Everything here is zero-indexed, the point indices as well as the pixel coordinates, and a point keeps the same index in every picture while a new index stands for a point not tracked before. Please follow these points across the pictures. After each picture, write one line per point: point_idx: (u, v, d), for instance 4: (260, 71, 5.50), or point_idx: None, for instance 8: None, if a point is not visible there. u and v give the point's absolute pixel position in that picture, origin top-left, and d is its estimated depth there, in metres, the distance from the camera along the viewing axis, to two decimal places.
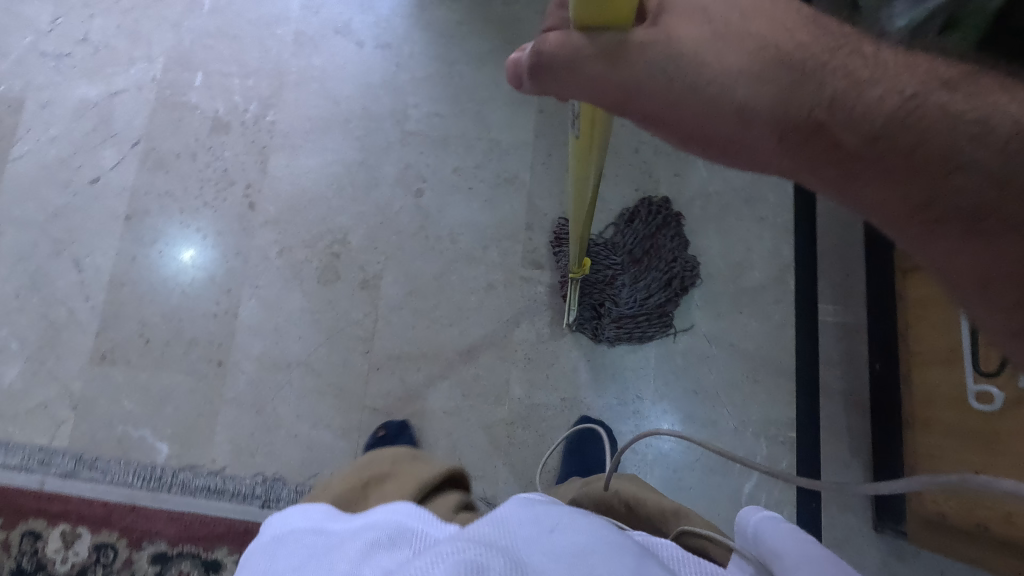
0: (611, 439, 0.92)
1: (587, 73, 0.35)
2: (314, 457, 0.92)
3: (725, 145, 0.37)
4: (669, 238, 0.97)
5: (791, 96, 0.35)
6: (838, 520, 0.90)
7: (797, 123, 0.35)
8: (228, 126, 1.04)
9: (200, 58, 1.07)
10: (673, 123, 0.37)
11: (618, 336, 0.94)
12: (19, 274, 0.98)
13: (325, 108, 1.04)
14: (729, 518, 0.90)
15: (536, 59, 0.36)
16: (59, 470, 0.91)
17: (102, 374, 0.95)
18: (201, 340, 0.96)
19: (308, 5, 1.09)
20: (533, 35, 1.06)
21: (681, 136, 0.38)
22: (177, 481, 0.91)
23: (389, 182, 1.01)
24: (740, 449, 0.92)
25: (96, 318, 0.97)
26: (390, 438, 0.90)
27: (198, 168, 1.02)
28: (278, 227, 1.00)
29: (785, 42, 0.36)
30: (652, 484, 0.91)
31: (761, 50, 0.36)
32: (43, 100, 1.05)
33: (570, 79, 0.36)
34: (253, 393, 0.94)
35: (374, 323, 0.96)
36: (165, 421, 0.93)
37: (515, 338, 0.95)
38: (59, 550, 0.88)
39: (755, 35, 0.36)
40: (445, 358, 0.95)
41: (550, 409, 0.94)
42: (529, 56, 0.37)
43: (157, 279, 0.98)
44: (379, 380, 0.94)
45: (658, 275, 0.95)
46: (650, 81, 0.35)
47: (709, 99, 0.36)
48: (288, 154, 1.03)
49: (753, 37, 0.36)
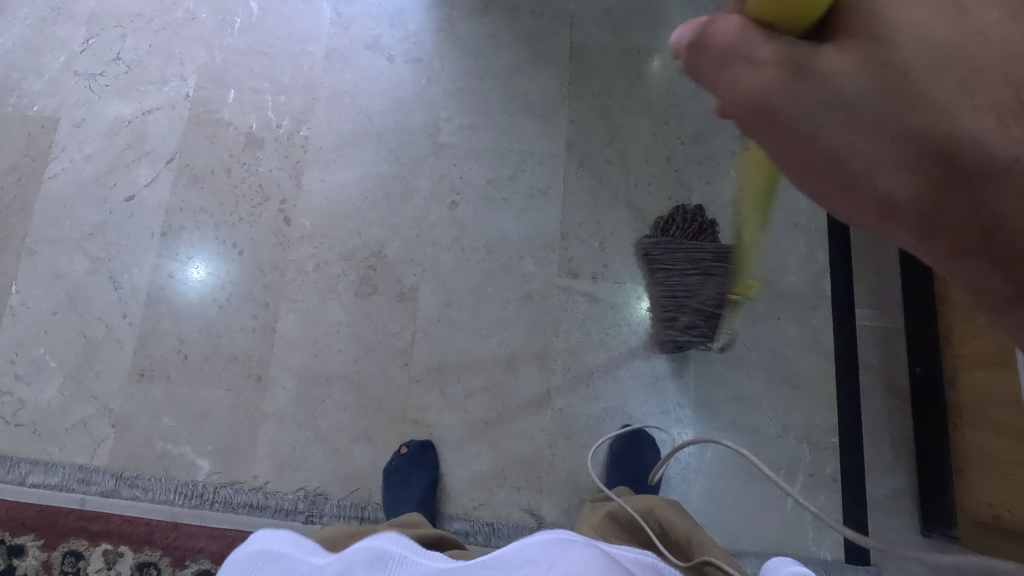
0: (651, 447, 0.93)
1: (733, 75, 0.35)
2: (356, 471, 0.92)
3: (842, 208, 0.35)
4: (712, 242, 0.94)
5: (931, 187, 0.31)
6: (884, 526, 0.90)
7: (929, 216, 0.32)
8: (262, 142, 1.05)
9: (232, 75, 1.08)
10: (801, 167, 0.36)
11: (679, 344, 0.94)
12: (56, 292, 0.98)
13: (357, 122, 1.05)
14: (775, 525, 0.90)
15: (699, 44, 0.36)
16: (99, 489, 0.91)
17: (141, 391, 0.95)
18: (240, 355, 0.96)
19: (338, 22, 1.10)
20: (561, 49, 1.08)
21: (805, 182, 0.36)
22: (219, 497, 0.91)
23: (423, 195, 1.02)
24: (782, 454, 0.92)
25: (134, 335, 0.97)
26: (413, 457, 0.90)
27: (232, 183, 1.03)
28: (314, 241, 1.00)
29: (955, 125, 0.30)
30: (695, 492, 0.91)
31: (914, 131, 0.31)
32: (77, 119, 1.06)
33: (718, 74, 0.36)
34: (294, 408, 0.94)
35: (412, 335, 0.96)
36: (206, 438, 0.93)
37: (553, 348, 0.96)
38: (101, 570, 0.87)
39: (920, 108, 0.31)
40: (484, 369, 0.95)
41: (591, 418, 0.94)
42: (692, 37, 0.36)
43: (194, 295, 0.98)
44: (420, 392, 0.94)
45: None
46: (789, 114, 0.34)
47: (848, 185, 0.34)
48: (322, 169, 1.03)
49: (918, 110, 0.31)
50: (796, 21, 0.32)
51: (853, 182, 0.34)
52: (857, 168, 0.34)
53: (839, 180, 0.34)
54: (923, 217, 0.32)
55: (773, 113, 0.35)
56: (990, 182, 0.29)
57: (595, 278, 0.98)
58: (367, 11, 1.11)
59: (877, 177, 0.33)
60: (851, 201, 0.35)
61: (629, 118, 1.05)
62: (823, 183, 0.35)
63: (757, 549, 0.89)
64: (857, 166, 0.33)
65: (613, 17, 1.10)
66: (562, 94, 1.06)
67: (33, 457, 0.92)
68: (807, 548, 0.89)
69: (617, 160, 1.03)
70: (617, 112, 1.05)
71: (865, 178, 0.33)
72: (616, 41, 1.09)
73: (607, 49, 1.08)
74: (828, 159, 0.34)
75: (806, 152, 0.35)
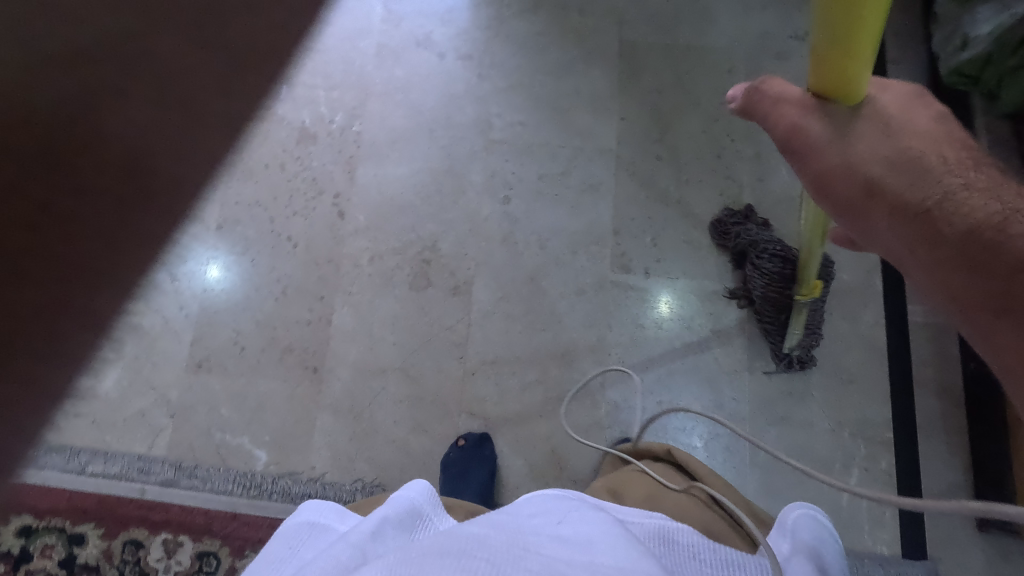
0: (704, 440, 0.94)
1: (771, 122, 0.51)
2: (413, 463, 0.92)
3: (843, 203, 0.49)
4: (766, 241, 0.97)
5: (914, 189, 0.45)
6: (940, 520, 0.90)
7: (911, 206, 0.45)
8: (315, 137, 1.06)
9: (285, 71, 1.09)
10: (820, 174, 0.49)
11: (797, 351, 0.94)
12: (114, 284, 0.99)
13: (410, 118, 1.06)
14: (830, 519, 0.90)
15: (749, 99, 0.52)
16: (158, 478, 0.91)
17: (198, 382, 0.95)
18: (297, 348, 0.97)
19: (389, 19, 1.11)
20: (610, 46, 1.09)
21: (816, 181, 0.50)
22: (278, 488, 0.91)
23: (476, 190, 1.03)
24: (837, 450, 0.92)
25: (191, 327, 0.98)
26: (471, 449, 0.91)
27: (286, 178, 1.04)
28: (369, 235, 1.01)
29: (929, 159, 0.46)
30: (750, 485, 0.91)
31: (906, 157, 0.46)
32: (132, 114, 1.07)
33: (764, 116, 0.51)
34: (351, 400, 0.95)
35: (467, 328, 0.97)
36: (263, 428, 0.94)
37: (607, 342, 0.96)
38: (161, 559, 0.88)
39: (907, 146, 0.46)
40: (539, 362, 0.96)
41: (646, 412, 0.94)
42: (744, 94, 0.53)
43: (250, 287, 0.99)
44: (476, 385, 0.95)
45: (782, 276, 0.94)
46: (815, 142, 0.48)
47: (852, 182, 0.48)
48: (375, 163, 1.04)
49: (906, 147, 0.46)
50: (843, 96, 0.46)
51: (897, 214, 0.46)
52: (897, 206, 0.46)
53: (885, 214, 0.47)
54: (936, 247, 0.45)
55: (799, 141, 0.49)
56: (979, 229, 0.43)
57: (648, 273, 0.99)
58: (417, 9, 1.12)
59: (912, 211, 0.45)
60: (887, 229, 0.47)
61: (679, 116, 1.06)
62: (868, 216, 0.48)
63: None
64: (894, 206, 0.46)
65: (661, 17, 1.11)
66: (613, 91, 1.07)
67: (93, 446, 0.93)
68: (863, 542, 0.89)
69: (668, 156, 1.04)
70: (667, 109, 1.06)
71: (896, 216, 0.46)
72: (665, 40, 1.10)
73: (657, 47, 1.09)
74: (840, 164, 0.48)
75: (841, 198, 0.49)
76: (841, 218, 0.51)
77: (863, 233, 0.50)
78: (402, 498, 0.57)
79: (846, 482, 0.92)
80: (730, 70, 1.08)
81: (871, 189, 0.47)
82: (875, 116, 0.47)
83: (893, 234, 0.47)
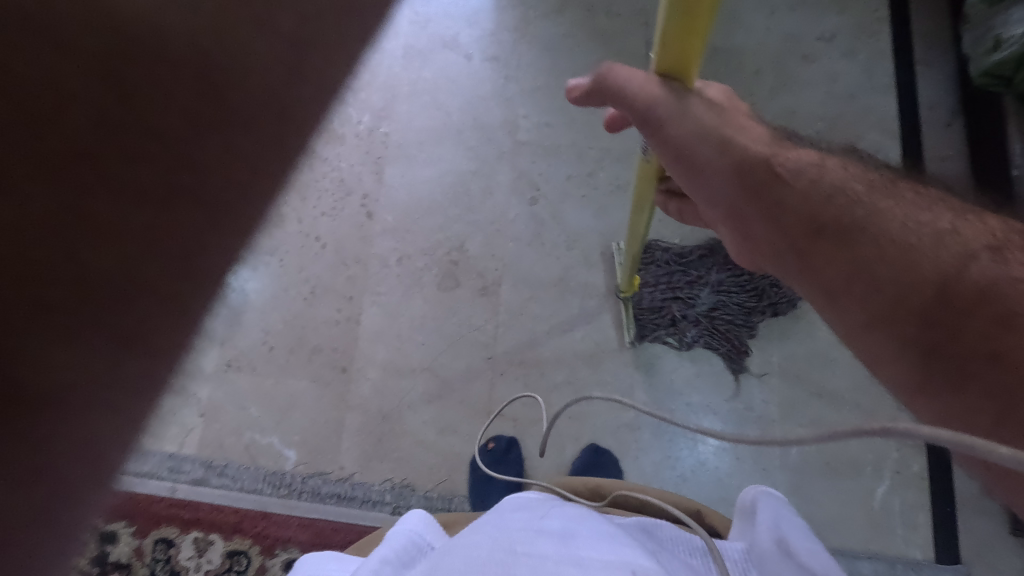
0: (735, 443, 0.93)
1: (622, 101, 0.50)
2: (442, 463, 0.92)
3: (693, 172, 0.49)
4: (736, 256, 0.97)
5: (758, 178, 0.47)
6: (975, 525, 0.89)
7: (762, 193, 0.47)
8: (343, 138, 1.06)
9: (313, 73, 1.10)
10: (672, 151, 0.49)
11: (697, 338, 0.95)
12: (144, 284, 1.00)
13: (437, 119, 1.07)
14: (863, 523, 0.90)
15: (597, 83, 0.52)
16: (188, 478, 0.92)
17: (228, 381, 0.96)
18: (325, 348, 0.97)
19: (415, 21, 1.12)
20: (637, 47, 1.09)
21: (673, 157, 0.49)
22: (307, 488, 0.91)
23: (503, 191, 1.03)
24: (867, 452, 0.92)
25: (221, 327, 0.98)
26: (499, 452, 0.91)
27: (314, 178, 1.04)
28: (397, 236, 1.01)
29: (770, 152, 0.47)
30: (782, 489, 0.91)
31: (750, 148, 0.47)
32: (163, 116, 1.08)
33: (613, 96, 0.51)
34: (380, 400, 0.95)
35: (495, 329, 0.97)
36: (292, 428, 0.94)
37: (636, 343, 0.96)
38: (192, 558, 0.88)
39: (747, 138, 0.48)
40: (568, 363, 0.96)
41: (675, 414, 0.94)
42: (590, 82, 0.53)
43: (279, 287, 1.00)
44: (504, 385, 0.95)
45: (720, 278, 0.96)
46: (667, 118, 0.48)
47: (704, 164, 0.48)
48: (403, 165, 1.05)
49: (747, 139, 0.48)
50: (686, 73, 0.46)
51: (739, 170, 0.47)
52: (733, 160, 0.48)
53: (724, 171, 0.48)
54: (770, 197, 0.46)
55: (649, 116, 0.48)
56: (800, 171, 0.46)
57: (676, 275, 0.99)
58: (443, 10, 1.12)
59: (750, 164, 0.47)
60: (730, 185, 0.48)
61: None
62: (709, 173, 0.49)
63: (845, 547, 0.88)
64: (732, 161, 0.48)
65: None
66: None
67: (124, 445, 0.93)
68: (897, 547, 0.88)
69: None
70: None
71: (735, 169, 0.48)
72: None
73: None
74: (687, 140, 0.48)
75: (688, 154, 0.49)
76: (684, 179, 0.51)
77: (706, 192, 0.50)
78: (400, 532, 0.53)
79: (879, 485, 0.91)
80: (755, 72, 1.08)
81: (721, 144, 0.48)
82: (705, 100, 0.48)
83: (728, 186, 0.48)
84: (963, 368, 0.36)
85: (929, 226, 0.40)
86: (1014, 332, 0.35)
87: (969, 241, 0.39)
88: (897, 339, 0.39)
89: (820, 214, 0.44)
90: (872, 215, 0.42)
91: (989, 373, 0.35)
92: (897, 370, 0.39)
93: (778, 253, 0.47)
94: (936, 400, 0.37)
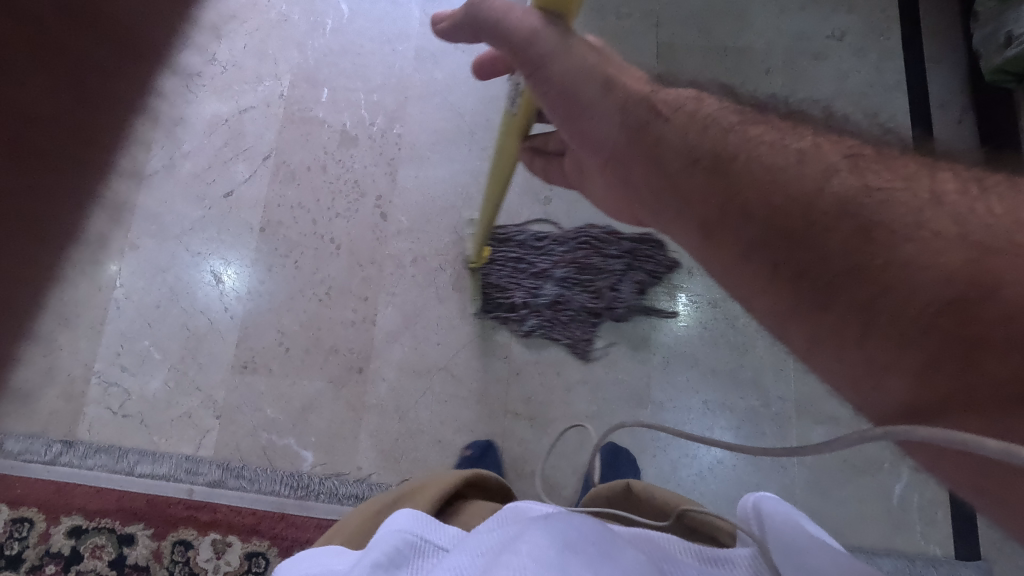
0: (753, 441, 0.93)
1: (501, 35, 0.55)
2: (458, 463, 0.92)
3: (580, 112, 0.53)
4: (610, 256, 0.98)
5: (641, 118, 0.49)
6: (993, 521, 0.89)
7: (650, 138, 0.48)
8: (356, 139, 1.06)
9: (326, 75, 1.10)
10: (553, 92, 0.54)
11: (538, 326, 0.97)
12: (158, 286, 1.00)
13: (450, 120, 1.07)
14: (882, 519, 0.89)
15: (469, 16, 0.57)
16: (205, 479, 0.92)
17: (244, 382, 0.96)
18: (341, 348, 0.97)
19: (427, 23, 1.12)
20: (649, 48, 1.10)
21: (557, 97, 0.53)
22: (325, 489, 0.91)
23: (517, 191, 1.03)
24: (885, 448, 0.92)
25: (236, 328, 0.98)
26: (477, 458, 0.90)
27: (328, 180, 1.05)
28: (411, 236, 1.02)
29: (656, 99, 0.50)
30: (800, 486, 0.91)
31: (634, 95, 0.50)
32: (175, 118, 1.08)
33: (492, 32, 0.56)
34: (396, 400, 0.95)
35: (511, 328, 0.97)
36: (309, 429, 0.94)
37: (652, 341, 0.96)
38: (210, 560, 0.88)
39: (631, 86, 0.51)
40: (584, 361, 0.96)
41: (691, 412, 0.94)
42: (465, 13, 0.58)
43: (294, 288, 1.00)
44: (520, 384, 0.95)
45: (585, 274, 0.98)
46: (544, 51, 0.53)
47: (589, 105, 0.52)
48: (416, 166, 1.05)
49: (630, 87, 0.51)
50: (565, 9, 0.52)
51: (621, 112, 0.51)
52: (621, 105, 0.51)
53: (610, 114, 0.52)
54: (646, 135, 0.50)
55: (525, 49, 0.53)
56: (678, 106, 0.49)
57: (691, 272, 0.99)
58: None
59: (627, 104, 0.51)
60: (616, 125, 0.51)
61: None
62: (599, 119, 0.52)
63: (864, 544, 0.88)
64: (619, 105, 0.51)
65: (697, 17, 1.11)
66: None
67: (140, 447, 0.93)
68: (916, 543, 0.88)
69: None
70: None
71: (620, 110, 0.51)
72: (702, 40, 1.10)
73: (695, 49, 1.10)
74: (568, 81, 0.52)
75: (577, 98, 0.53)
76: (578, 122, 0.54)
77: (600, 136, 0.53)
78: (390, 532, 0.47)
79: (897, 482, 0.91)
80: (767, 70, 1.09)
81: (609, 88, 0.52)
82: (589, 45, 0.53)
83: (613, 126, 0.51)
84: (830, 282, 0.36)
85: (793, 147, 0.41)
86: (874, 245, 0.35)
87: (828, 159, 0.40)
88: (769, 264, 0.39)
89: (693, 142, 0.46)
90: (740, 139, 0.44)
91: (858, 284, 0.35)
92: (769, 299, 0.40)
93: (685, 224, 0.46)
94: (813, 318, 0.37)
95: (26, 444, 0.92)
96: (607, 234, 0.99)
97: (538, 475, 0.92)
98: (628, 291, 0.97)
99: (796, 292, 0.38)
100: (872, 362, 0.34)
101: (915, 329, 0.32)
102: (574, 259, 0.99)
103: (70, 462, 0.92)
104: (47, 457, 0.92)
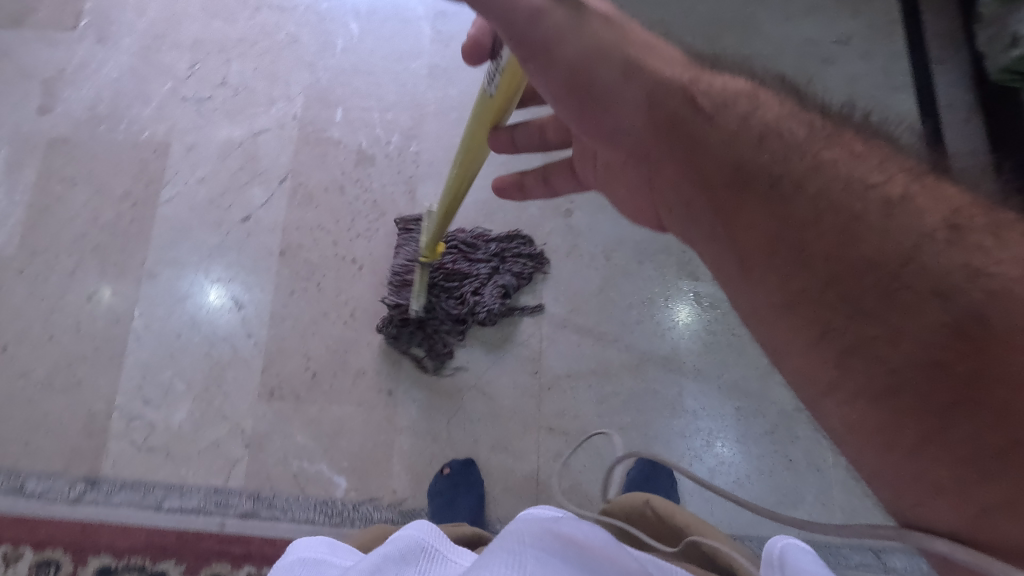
0: (788, 446, 0.93)
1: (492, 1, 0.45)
2: (494, 483, 0.91)
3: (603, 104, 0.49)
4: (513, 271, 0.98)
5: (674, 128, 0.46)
6: None
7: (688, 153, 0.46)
8: (373, 158, 1.06)
9: (339, 94, 1.10)
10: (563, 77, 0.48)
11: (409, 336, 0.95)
12: (179, 315, 0.98)
13: None
14: None
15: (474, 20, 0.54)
16: (237, 511, 0.90)
17: (272, 409, 0.94)
18: (369, 371, 0.96)
19: (438, 40, 1.12)
20: None
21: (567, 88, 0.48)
22: (359, 515, 0.89)
23: (538, 205, 1.03)
24: None
25: (261, 355, 0.96)
26: (456, 477, 0.89)
27: (347, 201, 1.04)
28: None
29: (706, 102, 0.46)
30: (837, 490, 0.91)
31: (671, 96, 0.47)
32: (187, 143, 1.07)
33: None
34: (428, 420, 0.94)
35: (539, 343, 0.97)
36: (341, 454, 0.92)
37: (682, 350, 0.96)
38: None
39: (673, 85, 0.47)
40: (615, 373, 0.96)
41: (724, 419, 0.94)
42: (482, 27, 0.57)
43: (318, 311, 0.98)
44: (553, 399, 0.94)
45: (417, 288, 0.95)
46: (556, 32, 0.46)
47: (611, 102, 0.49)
48: (435, 183, 1.05)
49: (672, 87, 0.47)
50: None
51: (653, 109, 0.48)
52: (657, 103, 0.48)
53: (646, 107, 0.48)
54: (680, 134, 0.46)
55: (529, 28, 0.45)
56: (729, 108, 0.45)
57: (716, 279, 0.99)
58: (466, 28, 1.13)
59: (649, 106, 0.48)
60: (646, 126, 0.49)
61: None
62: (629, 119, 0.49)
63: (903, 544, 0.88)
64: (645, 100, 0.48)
65: (707, 26, 1.13)
66: None
67: (168, 481, 0.91)
68: None
69: None
70: None
71: (649, 99, 0.47)
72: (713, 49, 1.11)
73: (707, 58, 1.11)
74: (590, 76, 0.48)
75: (596, 85, 0.48)
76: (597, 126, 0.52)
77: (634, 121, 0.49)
78: (403, 534, 0.55)
79: None
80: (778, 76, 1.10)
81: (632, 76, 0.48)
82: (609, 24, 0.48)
83: (639, 118, 0.48)
84: (892, 370, 0.32)
85: (877, 192, 0.37)
86: (975, 343, 0.30)
87: (924, 218, 0.35)
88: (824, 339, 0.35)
89: (738, 159, 0.43)
90: (811, 168, 0.40)
91: (930, 387, 0.31)
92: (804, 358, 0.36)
93: (723, 261, 0.43)
94: (866, 408, 0.33)
95: (50, 484, 0.90)
96: (474, 240, 0.99)
97: (575, 490, 0.91)
98: (492, 297, 0.95)
99: (845, 367, 0.34)
100: (906, 474, 0.32)
101: (942, 402, 0.31)
102: (468, 266, 0.98)
103: (95, 500, 0.90)
104: (72, 496, 0.90)
